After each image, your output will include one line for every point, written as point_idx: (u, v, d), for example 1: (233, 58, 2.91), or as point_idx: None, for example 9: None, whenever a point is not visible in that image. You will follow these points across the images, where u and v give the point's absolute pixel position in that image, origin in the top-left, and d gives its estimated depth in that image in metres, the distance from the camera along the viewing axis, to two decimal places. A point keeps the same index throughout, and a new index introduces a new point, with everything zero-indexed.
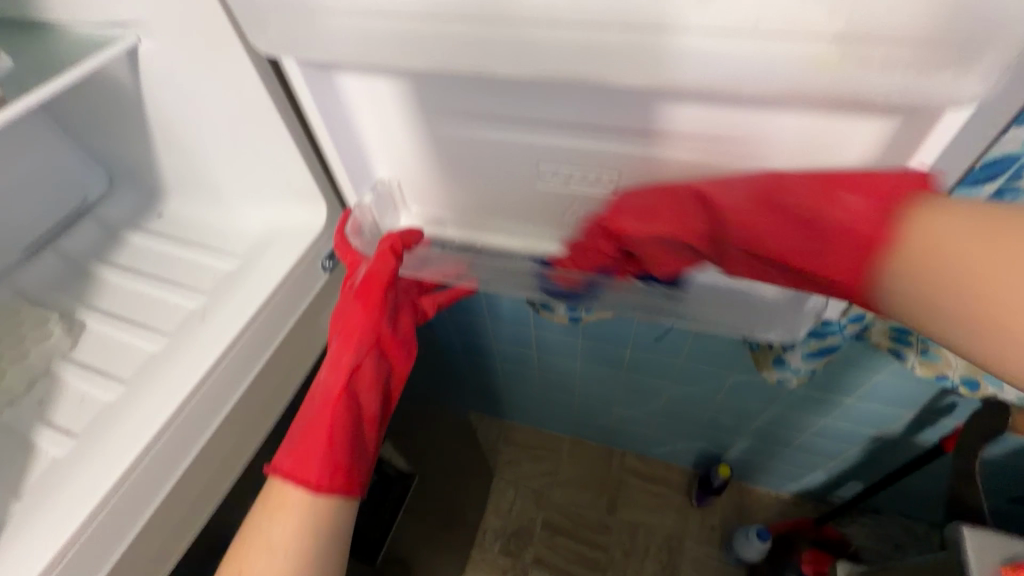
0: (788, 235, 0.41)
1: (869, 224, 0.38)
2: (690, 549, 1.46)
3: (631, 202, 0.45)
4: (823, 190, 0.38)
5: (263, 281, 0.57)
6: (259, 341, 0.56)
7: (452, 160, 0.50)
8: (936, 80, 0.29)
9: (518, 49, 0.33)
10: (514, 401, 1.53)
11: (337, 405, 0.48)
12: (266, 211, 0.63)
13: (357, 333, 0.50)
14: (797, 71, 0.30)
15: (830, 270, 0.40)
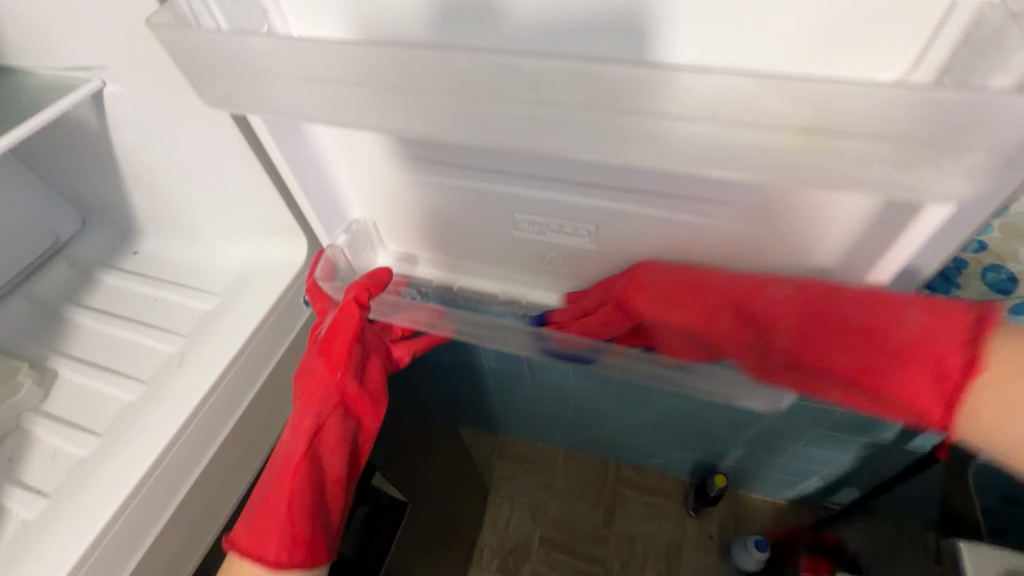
0: (842, 348, 0.40)
1: (932, 349, 0.36)
2: (689, 559, 1.46)
3: (660, 279, 0.47)
4: (871, 305, 0.39)
5: (241, 323, 0.55)
6: (240, 386, 0.55)
7: (425, 206, 0.51)
8: (916, 176, 0.27)
9: (481, 116, 0.32)
10: (506, 416, 1.52)
11: (296, 472, 0.45)
12: (243, 248, 0.61)
13: (319, 392, 0.48)
14: (764, 157, 0.28)
15: (903, 394, 0.37)
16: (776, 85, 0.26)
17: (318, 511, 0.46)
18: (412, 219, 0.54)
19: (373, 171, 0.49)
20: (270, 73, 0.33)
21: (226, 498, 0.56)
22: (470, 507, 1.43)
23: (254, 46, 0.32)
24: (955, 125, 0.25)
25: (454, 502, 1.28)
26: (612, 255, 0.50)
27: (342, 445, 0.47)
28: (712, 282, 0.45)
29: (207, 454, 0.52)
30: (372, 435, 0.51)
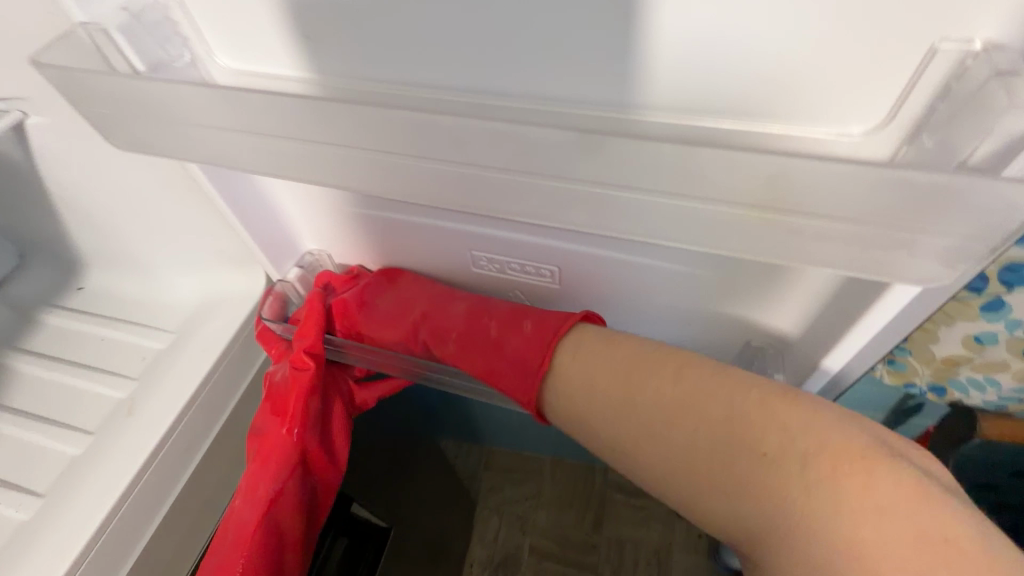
0: (476, 355, 0.46)
1: (533, 356, 0.43)
2: (678, 561, 1.45)
3: (419, 287, 0.50)
4: (509, 319, 0.45)
5: (193, 364, 0.52)
6: (195, 433, 0.51)
7: (381, 237, 0.48)
8: (880, 256, 0.25)
9: (423, 169, 0.30)
10: (489, 426, 1.50)
11: (250, 544, 0.42)
12: (195, 280, 0.57)
13: (274, 454, 0.45)
14: (719, 226, 0.27)
15: (515, 391, 0.44)
16: (730, 155, 0.24)
17: None
18: (372, 253, 0.51)
19: (328, 210, 0.47)
20: (200, 124, 0.32)
21: (188, 549, 0.53)
22: (457, 521, 1.41)
23: (178, 96, 0.30)
24: (922, 207, 0.23)
25: (439, 520, 1.26)
26: (574, 298, 0.48)
27: (300, 509, 0.45)
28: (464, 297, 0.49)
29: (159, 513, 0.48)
30: (332, 490, 0.49)
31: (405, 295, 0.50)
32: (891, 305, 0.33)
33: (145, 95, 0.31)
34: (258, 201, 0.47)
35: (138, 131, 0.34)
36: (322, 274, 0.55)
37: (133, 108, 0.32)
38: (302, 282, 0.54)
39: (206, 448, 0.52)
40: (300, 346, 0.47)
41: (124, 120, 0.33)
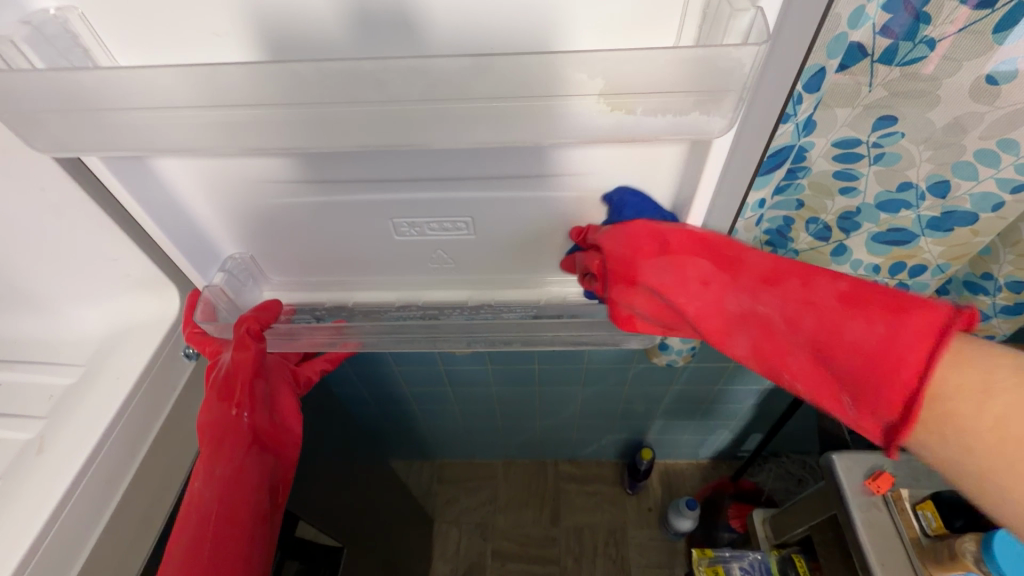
0: (790, 354, 0.44)
1: (862, 370, 0.40)
2: (634, 536, 1.53)
3: (660, 271, 0.48)
4: (843, 309, 0.42)
5: (117, 385, 0.51)
6: (125, 453, 0.50)
7: (294, 228, 0.51)
8: (689, 118, 0.34)
9: (337, 118, 0.35)
10: (439, 434, 1.52)
11: (218, 516, 0.50)
12: (103, 311, 0.56)
13: (229, 435, 0.52)
14: (585, 125, 0.35)
15: (821, 394, 0.44)
16: (581, 61, 0.32)
17: (251, 540, 0.51)
18: (288, 242, 0.53)
19: (243, 198, 0.47)
20: (127, 108, 0.34)
21: None
22: (415, 539, 1.39)
23: (99, 83, 0.33)
24: (711, 73, 0.32)
25: (398, 535, 1.24)
26: (491, 245, 0.52)
27: (257, 480, 0.53)
28: (694, 295, 0.48)
29: (84, 550, 0.46)
30: (292, 461, 0.58)
31: (655, 285, 0.49)
32: (719, 157, 0.40)
33: (62, 88, 0.33)
34: (172, 199, 0.47)
35: (58, 131, 0.36)
36: (251, 273, 0.57)
37: (49, 106, 0.34)
38: (229, 286, 0.54)
39: (136, 470, 0.50)
40: (241, 331, 0.52)
41: (44, 121, 0.35)
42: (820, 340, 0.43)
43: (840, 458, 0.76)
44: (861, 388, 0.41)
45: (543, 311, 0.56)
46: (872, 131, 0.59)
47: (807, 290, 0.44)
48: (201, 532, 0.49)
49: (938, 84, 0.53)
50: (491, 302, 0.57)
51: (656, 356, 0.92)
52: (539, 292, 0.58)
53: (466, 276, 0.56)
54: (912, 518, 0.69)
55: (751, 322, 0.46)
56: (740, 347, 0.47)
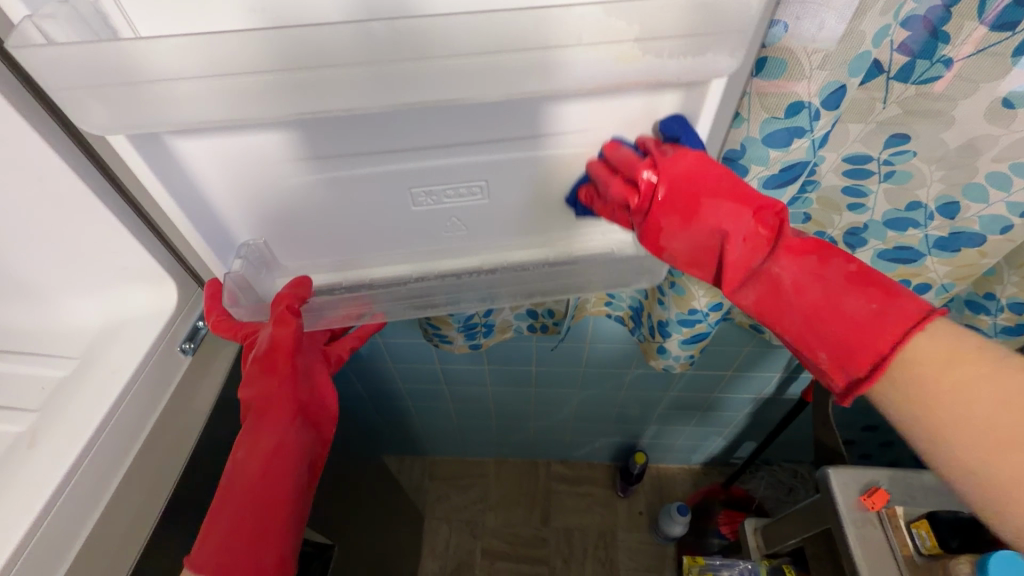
0: (787, 315, 0.48)
1: (866, 337, 0.45)
2: (624, 539, 1.53)
3: (722, 213, 0.47)
4: (847, 283, 0.46)
5: (112, 378, 0.50)
6: (117, 450, 0.49)
7: (299, 219, 0.50)
8: (700, 59, 0.37)
9: (373, 78, 0.35)
10: (433, 431, 1.51)
11: (261, 488, 0.49)
12: (100, 305, 0.55)
13: (274, 408, 0.52)
14: (607, 70, 0.37)
15: (810, 352, 0.48)
16: (617, 11, 0.33)
17: (294, 517, 0.50)
18: (295, 237, 0.52)
19: (252, 190, 0.46)
20: (149, 80, 0.33)
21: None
22: (406, 536, 1.39)
23: (128, 54, 0.33)
24: (719, 17, 0.35)
25: (388, 532, 1.24)
26: (509, 208, 0.52)
27: (300, 453, 0.52)
28: (735, 240, 0.47)
29: (75, 547, 0.45)
30: (327, 438, 0.58)
31: (708, 225, 0.47)
32: (715, 96, 0.42)
33: (81, 60, 0.32)
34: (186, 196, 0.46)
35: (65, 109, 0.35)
36: (265, 260, 0.53)
37: (77, 81, 0.33)
38: (248, 273, 0.51)
39: (128, 467, 0.49)
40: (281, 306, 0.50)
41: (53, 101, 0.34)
42: (821, 309, 0.46)
43: (836, 473, 0.75)
44: (843, 347, 0.46)
45: (557, 258, 0.56)
46: (884, 149, 0.59)
47: (804, 261, 0.47)
48: (245, 507, 0.48)
49: (953, 105, 0.53)
50: (502, 259, 0.56)
51: (655, 362, 0.91)
52: (549, 247, 0.57)
53: (479, 241, 0.55)
54: (907, 537, 0.69)
55: (759, 279, 0.49)
56: (746, 300, 0.50)
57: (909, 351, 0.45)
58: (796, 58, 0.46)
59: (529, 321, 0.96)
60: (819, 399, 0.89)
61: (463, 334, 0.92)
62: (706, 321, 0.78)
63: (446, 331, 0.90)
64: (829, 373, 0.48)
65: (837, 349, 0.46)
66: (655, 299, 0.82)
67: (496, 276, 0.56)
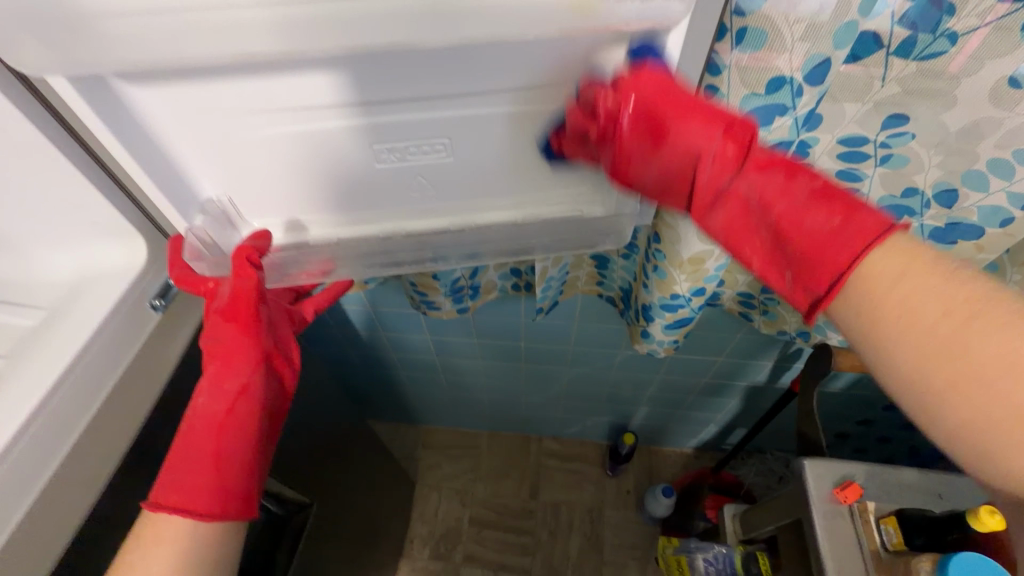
0: (755, 233, 0.49)
1: (827, 252, 0.44)
2: (610, 516, 1.55)
3: (694, 130, 0.45)
4: (811, 198, 0.45)
5: (80, 328, 0.51)
6: (82, 398, 0.50)
7: (260, 179, 0.49)
8: (657, 6, 0.35)
9: (325, 22, 0.34)
10: (427, 401, 1.54)
11: (224, 430, 0.49)
12: (72, 257, 0.56)
13: (237, 353, 0.51)
14: (559, 16, 0.35)
15: (775, 270, 0.49)
16: None
17: (253, 467, 0.50)
18: (256, 200, 0.51)
19: (214, 148, 0.46)
20: (84, 20, 0.32)
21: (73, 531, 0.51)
22: (396, 500, 1.42)
23: None
24: None
25: (377, 495, 1.27)
26: (473, 166, 0.50)
27: (265, 399, 0.52)
28: (705, 158, 0.46)
29: (34, 489, 0.46)
30: (291, 389, 0.58)
31: (681, 146, 0.46)
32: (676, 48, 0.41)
33: None
34: (144, 147, 0.44)
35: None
36: (230, 218, 0.52)
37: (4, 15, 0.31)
38: (212, 229, 0.50)
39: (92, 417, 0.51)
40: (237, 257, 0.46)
41: None
42: (785, 226, 0.46)
43: (812, 465, 0.74)
44: (807, 265, 0.46)
45: (525, 221, 0.55)
46: (881, 130, 0.55)
47: (771, 178, 0.46)
48: (203, 449, 0.48)
49: (956, 83, 0.49)
50: (471, 219, 0.55)
51: (639, 346, 0.90)
52: (518, 211, 0.55)
53: (446, 203, 0.54)
54: (874, 532, 0.68)
55: (726, 199, 0.48)
56: (715, 221, 0.50)
57: (867, 268, 0.44)
58: (776, 26, 0.43)
59: (513, 280, 0.94)
60: (805, 391, 0.87)
61: (451, 297, 0.90)
62: (688, 306, 0.75)
63: (433, 298, 0.90)
64: (793, 290, 0.48)
65: (799, 266, 0.47)
66: (640, 282, 0.80)
67: (461, 237, 0.56)
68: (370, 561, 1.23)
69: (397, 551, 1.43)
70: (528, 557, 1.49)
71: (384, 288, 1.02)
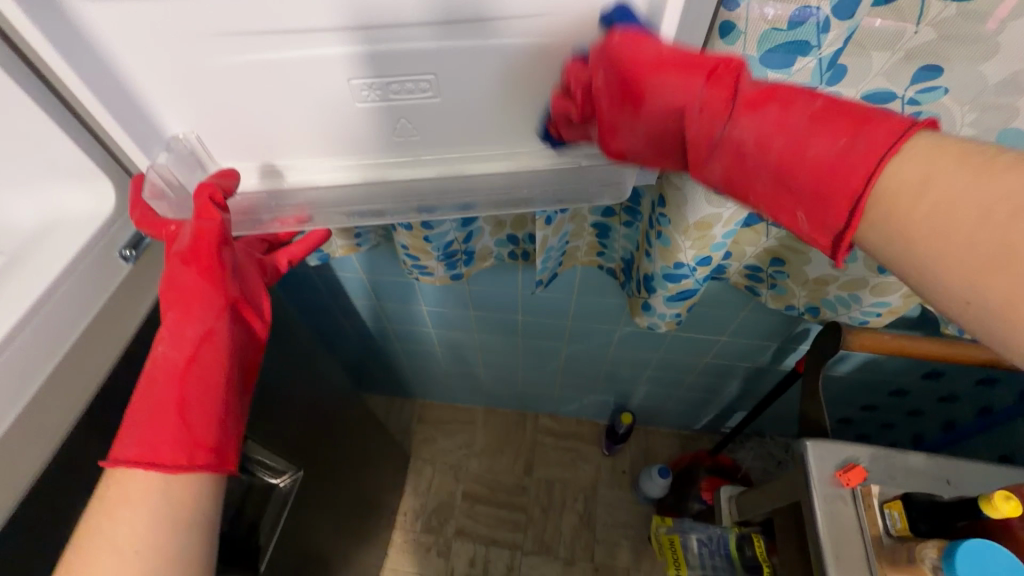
0: (760, 177, 0.43)
1: (840, 176, 0.38)
2: (604, 495, 1.53)
3: (669, 83, 0.42)
4: (815, 123, 0.39)
5: (39, 275, 0.48)
6: (39, 349, 0.46)
7: (227, 114, 0.45)
8: None
9: None
10: (422, 375, 1.51)
11: (188, 378, 0.46)
12: (36, 201, 0.52)
13: (200, 299, 0.49)
14: None
15: (788, 215, 0.42)
16: None
17: (222, 416, 0.47)
18: (226, 139, 0.48)
19: (179, 80, 0.42)
20: None
21: None
22: (389, 473, 1.41)
23: None
24: None
25: (369, 467, 1.26)
26: (464, 109, 0.46)
27: (232, 346, 0.50)
28: (688, 106, 0.43)
29: None
30: (263, 343, 0.55)
31: (661, 105, 0.44)
32: None
33: None
34: (103, 75, 0.42)
35: None
36: (197, 159, 0.49)
37: None
38: (175, 169, 0.48)
39: (51, 371, 0.47)
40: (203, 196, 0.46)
41: None
42: (787, 161, 0.40)
43: (814, 446, 0.70)
44: (817, 199, 0.40)
45: (524, 175, 0.51)
46: (911, 84, 0.51)
47: (764, 110, 0.41)
48: (166, 398, 0.45)
49: (1001, 27, 0.44)
50: (461, 168, 0.51)
51: (639, 319, 0.86)
52: (513, 165, 0.51)
53: (434, 151, 0.50)
54: (878, 516, 0.66)
55: (720, 146, 0.43)
56: (715, 174, 0.45)
57: (887, 184, 0.37)
58: None
59: (510, 248, 0.91)
60: (811, 371, 0.83)
61: (443, 262, 0.86)
62: (693, 277, 0.71)
63: (424, 262, 0.86)
64: (814, 233, 0.41)
65: (814, 205, 0.40)
66: (643, 251, 0.76)
67: (451, 188, 0.53)
68: (361, 531, 1.22)
69: (389, 523, 1.42)
70: (520, 533, 1.48)
71: (377, 254, 0.98)
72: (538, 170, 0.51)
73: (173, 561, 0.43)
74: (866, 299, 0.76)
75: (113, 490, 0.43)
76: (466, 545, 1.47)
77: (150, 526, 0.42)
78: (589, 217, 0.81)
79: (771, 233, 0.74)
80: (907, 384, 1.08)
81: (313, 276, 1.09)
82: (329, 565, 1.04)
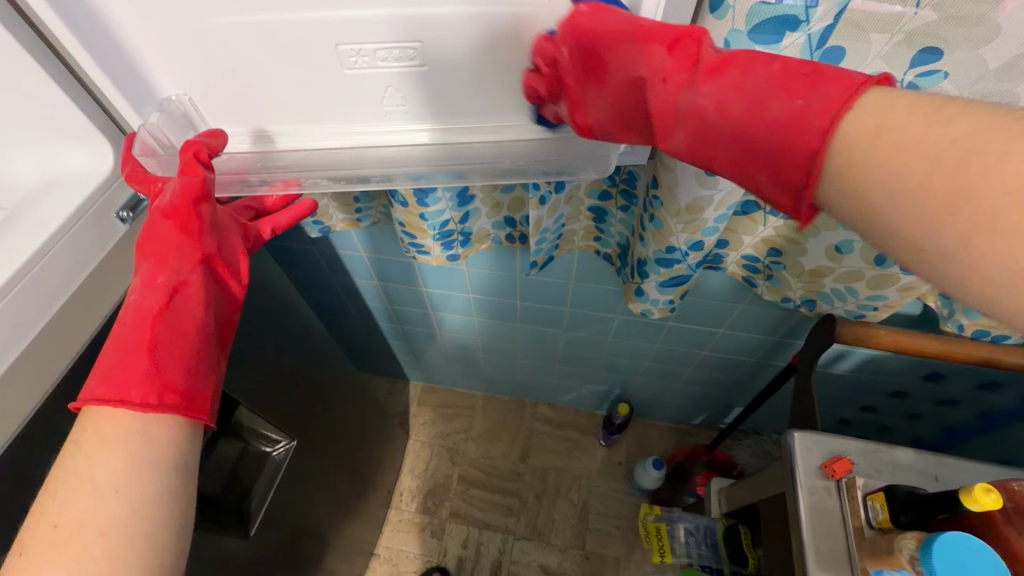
0: (718, 144, 0.41)
1: (798, 136, 0.37)
2: (599, 485, 1.54)
3: (628, 51, 0.41)
4: (774, 85, 0.38)
5: (35, 230, 0.49)
6: (35, 303, 0.48)
7: (220, 78, 0.46)
8: None
9: None
10: (422, 358, 1.53)
11: (158, 323, 0.48)
12: (37, 159, 0.54)
13: (175, 251, 0.51)
14: None
15: (752, 182, 0.41)
16: None
17: (193, 364, 0.49)
18: (219, 103, 0.49)
19: (172, 42, 0.43)
20: None
21: None
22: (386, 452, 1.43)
23: None
24: None
25: (366, 444, 1.28)
26: (452, 79, 0.46)
27: (203, 300, 0.51)
28: (649, 72, 0.42)
29: None
30: (235, 302, 0.57)
31: (623, 74, 0.43)
32: None
33: None
34: (99, 33, 0.43)
35: None
36: (189, 120, 0.51)
37: None
38: (167, 128, 0.49)
39: (44, 324, 0.49)
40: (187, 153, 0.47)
41: None
42: (748, 124, 0.39)
43: (801, 437, 0.70)
44: (778, 163, 0.38)
45: (511, 155, 0.52)
46: (910, 68, 0.50)
47: (725, 74, 0.40)
48: (137, 341, 0.47)
49: (999, 8, 0.43)
50: (450, 138, 0.51)
51: (632, 305, 0.86)
52: (501, 137, 0.51)
53: (423, 122, 0.50)
54: (860, 508, 0.64)
55: (679, 116, 0.42)
56: (673, 144, 0.43)
57: (851, 141, 0.36)
58: None
59: (507, 230, 0.91)
60: (805, 365, 0.82)
61: (439, 242, 0.87)
62: (685, 262, 0.71)
63: (421, 241, 0.87)
64: (779, 198, 0.40)
65: (774, 169, 0.39)
66: (637, 236, 0.76)
67: (442, 158, 0.53)
68: (356, 506, 1.25)
69: (384, 501, 1.44)
70: (513, 518, 1.49)
71: (377, 232, 0.99)
72: (525, 145, 0.52)
73: (154, 499, 0.45)
74: (862, 292, 0.75)
75: (89, 433, 0.45)
76: (459, 527, 1.49)
77: (124, 464, 0.44)
78: (586, 200, 0.81)
79: (768, 223, 0.73)
80: (908, 385, 1.06)
81: (315, 253, 1.10)
82: (321, 536, 1.06)
